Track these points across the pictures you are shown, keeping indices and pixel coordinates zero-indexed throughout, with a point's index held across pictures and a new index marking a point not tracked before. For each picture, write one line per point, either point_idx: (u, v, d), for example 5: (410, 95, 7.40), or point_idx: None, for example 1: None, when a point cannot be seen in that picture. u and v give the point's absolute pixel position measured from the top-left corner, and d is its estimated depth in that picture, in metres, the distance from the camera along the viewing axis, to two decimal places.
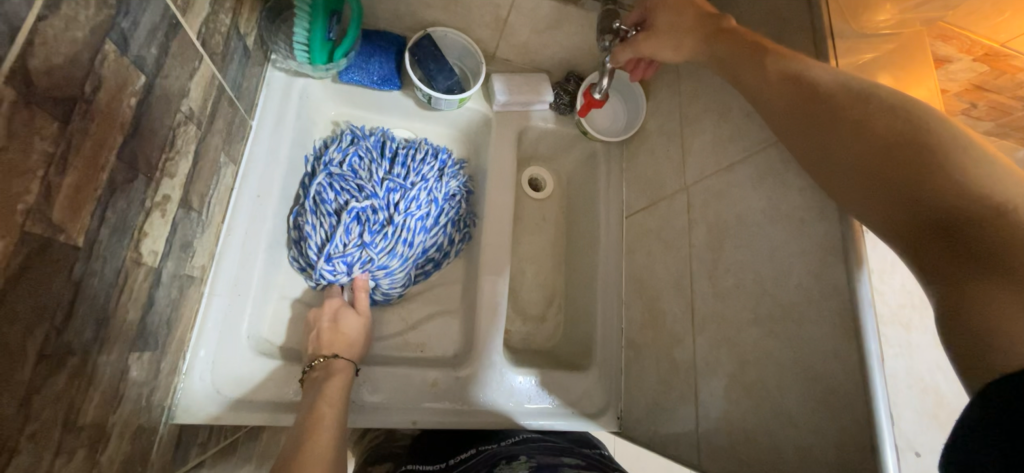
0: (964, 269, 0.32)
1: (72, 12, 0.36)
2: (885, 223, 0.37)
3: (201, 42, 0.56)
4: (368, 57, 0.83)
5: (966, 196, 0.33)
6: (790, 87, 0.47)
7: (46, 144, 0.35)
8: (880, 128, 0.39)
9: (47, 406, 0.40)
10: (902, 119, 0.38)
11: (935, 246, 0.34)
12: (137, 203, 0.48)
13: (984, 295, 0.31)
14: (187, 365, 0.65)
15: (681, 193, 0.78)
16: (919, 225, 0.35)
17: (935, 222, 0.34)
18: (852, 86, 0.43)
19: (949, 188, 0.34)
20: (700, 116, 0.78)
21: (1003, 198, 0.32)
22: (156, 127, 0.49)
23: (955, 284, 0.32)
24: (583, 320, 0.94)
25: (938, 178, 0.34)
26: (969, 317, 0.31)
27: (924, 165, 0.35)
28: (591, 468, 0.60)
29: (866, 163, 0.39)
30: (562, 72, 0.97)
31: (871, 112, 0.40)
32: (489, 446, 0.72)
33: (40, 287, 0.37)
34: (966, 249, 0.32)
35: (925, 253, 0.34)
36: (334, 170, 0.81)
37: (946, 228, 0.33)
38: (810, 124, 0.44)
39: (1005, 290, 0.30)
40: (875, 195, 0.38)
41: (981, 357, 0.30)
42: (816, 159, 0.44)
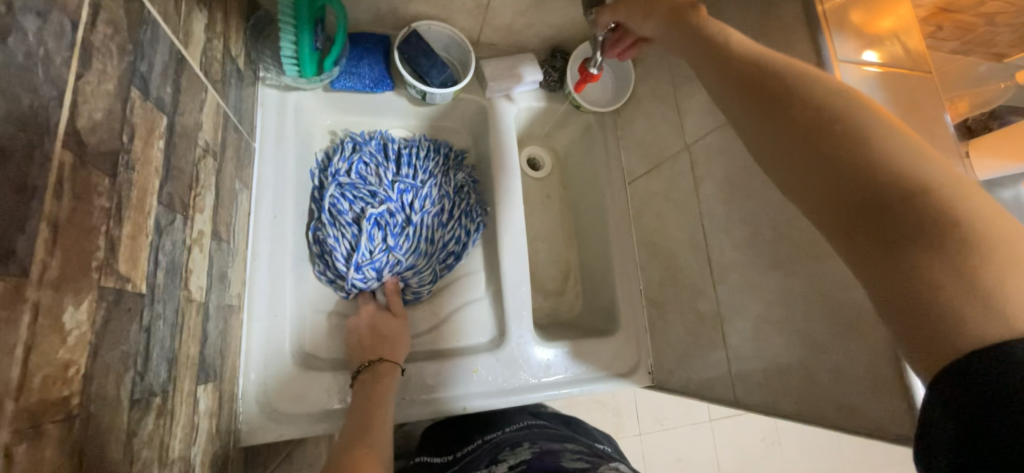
0: (898, 252, 0.31)
1: (101, 65, 0.36)
2: (816, 207, 0.36)
3: (204, 73, 0.56)
4: (357, 61, 0.83)
5: (897, 177, 0.32)
6: (733, 63, 0.44)
7: (103, 200, 0.36)
8: (815, 106, 0.37)
9: (143, 447, 0.42)
10: (837, 97, 0.37)
11: (869, 225, 0.33)
12: (179, 242, 0.49)
13: (920, 278, 0.30)
14: (242, 389, 0.68)
15: (682, 152, 0.81)
16: (850, 208, 0.34)
17: (870, 203, 0.33)
18: (791, 64, 0.41)
19: (880, 167, 0.32)
20: (691, 76, 0.80)
21: (931, 180, 0.31)
22: (183, 165, 0.50)
23: (892, 263, 0.31)
24: (601, 287, 0.99)
25: (871, 159, 0.33)
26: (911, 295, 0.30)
27: (862, 142, 0.34)
28: (589, 453, 0.65)
29: (805, 140, 0.36)
30: (547, 49, 0.98)
31: (808, 90, 0.38)
32: (494, 435, 0.77)
33: (119, 337, 0.38)
34: (900, 232, 0.31)
35: (859, 239, 0.33)
36: (342, 180, 0.82)
37: (878, 210, 0.32)
38: (748, 101, 0.42)
39: (942, 272, 0.29)
40: (808, 177, 0.36)
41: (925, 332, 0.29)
42: (754, 139, 0.41)
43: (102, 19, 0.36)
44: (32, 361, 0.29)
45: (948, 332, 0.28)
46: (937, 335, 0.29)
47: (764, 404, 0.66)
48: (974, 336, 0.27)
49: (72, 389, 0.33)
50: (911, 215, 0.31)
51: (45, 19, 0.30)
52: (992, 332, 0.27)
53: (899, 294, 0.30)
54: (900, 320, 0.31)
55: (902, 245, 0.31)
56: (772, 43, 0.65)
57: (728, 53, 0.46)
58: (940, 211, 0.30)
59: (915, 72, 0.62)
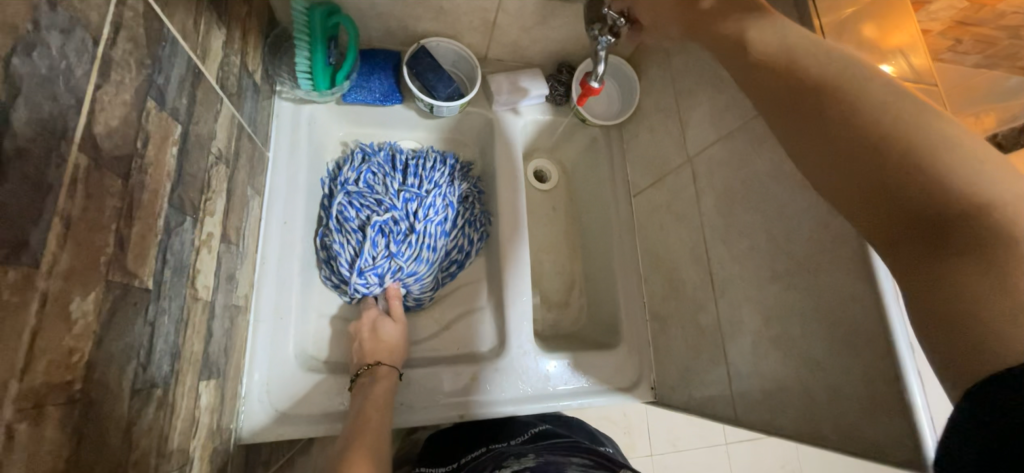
0: (946, 265, 0.30)
1: (120, 77, 0.39)
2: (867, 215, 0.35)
3: (220, 85, 0.60)
4: (368, 76, 0.87)
5: (956, 190, 0.31)
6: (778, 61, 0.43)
7: (115, 201, 0.39)
8: (866, 110, 0.35)
9: (142, 437, 0.44)
10: (891, 106, 0.35)
11: (922, 241, 0.32)
12: (188, 243, 0.52)
13: (968, 295, 0.29)
14: (245, 389, 0.70)
15: (685, 165, 0.81)
16: (901, 220, 0.33)
17: (921, 221, 0.32)
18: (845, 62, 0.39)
19: (936, 179, 0.31)
20: (694, 89, 0.80)
21: (991, 193, 0.30)
22: (195, 171, 0.53)
23: (943, 281, 0.30)
24: (605, 300, 0.98)
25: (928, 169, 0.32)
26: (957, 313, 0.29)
27: (916, 156, 0.32)
28: (598, 465, 0.61)
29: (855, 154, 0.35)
30: (554, 64, 1.00)
31: (863, 93, 0.37)
32: (500, 445, 0.75)
33: (123, 330, 0.41)
34: (953, 246, 0.30)
35: (911, 250, 0.32)
36: (351, 189, 0.85)
37: (931, 221, 0.31)
38: (794, 102, 0.41)
39: (997, 294, 0.28)
40: (858, 185, 0.35)
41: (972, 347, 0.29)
42: (798, 143, 0.40)
43: (122, 37, 0.40)
44: (38, 346, 0.31)
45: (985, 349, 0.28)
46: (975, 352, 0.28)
47: (764, 424, 0.64)
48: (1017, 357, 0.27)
49: (75, 375, 0.35)
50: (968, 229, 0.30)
51: (68, 35, 0.34)
52: None
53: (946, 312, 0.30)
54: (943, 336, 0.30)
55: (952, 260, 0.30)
56: None
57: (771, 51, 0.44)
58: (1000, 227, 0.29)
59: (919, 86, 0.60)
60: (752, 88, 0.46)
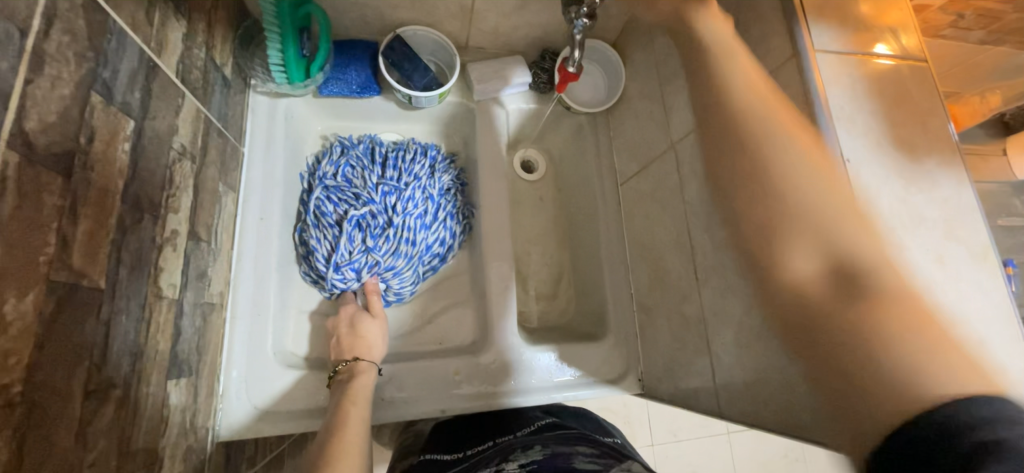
0: (860, 374, 0.37)
1: (56, 71, 0.38)
2: (793, 276, 0.40)
3: (181, 79, 0.59)
4: (344, 68, 0.85)
5: (840, 253, 0.38)
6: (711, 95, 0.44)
7: (54, 199, 0.38)
8: (791, 175, 0.40)
9: (100, 436, 0.44)
10: (818, 203, 0.40)
11: (844, 364, 0.38)
12: (148, 241, 0.51)
13: (853, 363, 0.37)
14: (223, 386, 0.69)
15: (669, 152, 0.79)
16: (807, 275, 0.39)
17: (840, 368, 0.38)
18: (764, 115, 0.42)
19: (842, 248, 0.38)
20: (676, 72, 0.77)
21: (872, 283, 0.38)
22: (153, 167, 0.52)
23: (857, 376, 0.37)
24: (592, 291, 0.96)
25: (825, 230, 0.39)
26: (863, 387, 0.37)
27: (840, 270, 0.38)
28: (604, 457, 0.59)
29: (793, 242, 0.40)
30: (536, 51, 0.98)
31: (788, 155, 0.41)
32: (505, 438, 0.69)
33: (73, 328, 0.40)
34: (854, 369, 0.37)
35: (834, 314, 0.38)
36: (329, 183, 0.84)
37: (851, 353, 0.37)
38: (722, 148, 0.43)
39: (883, 382, 0.36)
40: (784, 249, 0.40)
41: (829, 384, 0.39)
42: (746, 222, 0.42)
43: (57, 29, 0.38)
44: None
45: (871, 408, 0.36)
46: (857, 404, 0.37)
47: (746, 416, 0.63)
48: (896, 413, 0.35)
49: (14, 377, 0.34)
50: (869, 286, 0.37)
51: None
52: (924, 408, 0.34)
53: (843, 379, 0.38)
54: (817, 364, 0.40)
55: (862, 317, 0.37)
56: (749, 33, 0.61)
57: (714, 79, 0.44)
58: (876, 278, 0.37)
59: (908, 64, 0.55)
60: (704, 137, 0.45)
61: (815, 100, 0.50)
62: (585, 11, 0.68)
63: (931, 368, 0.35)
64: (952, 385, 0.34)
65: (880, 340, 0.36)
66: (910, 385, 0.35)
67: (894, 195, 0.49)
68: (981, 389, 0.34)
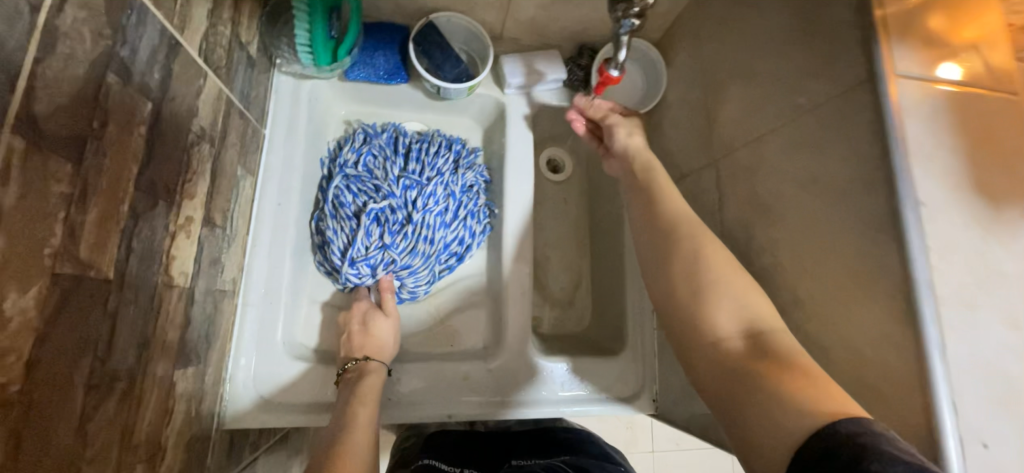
0: (763, 408, 0.44)
1: (69, 49, 0.36)
2: (718, 339, 0.52)
3: (204, 58, 0.56)
4: (373, 51, 0.82)
5: (746, 318, 0.52)
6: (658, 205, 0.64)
7: (62, 187, 0.36)
8: (716, 267, 0.56)
9: (101, 431, 0.42)
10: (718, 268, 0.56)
11: (744, 397, 0.46)
12: (161, 228, 0.49)
13: (763, 401, 0.44)
14: (230, 373, 0.68)
15: (709, 167, 0.74)
16: (731, 337, 0.52)
17: (737, 398, 0.47)
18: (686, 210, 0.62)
19: (742, 309, 0.53)
20: (724, 81, 0.72)
21: (760, 330, 0.51)
22: (170, 151, 0.50)
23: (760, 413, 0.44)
24: (611, 302, 0.93)
25: (739, 304, 0.53)
26: (768, 425, 0.43)
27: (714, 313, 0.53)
28: None
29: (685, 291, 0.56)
30: (573, 46, 0.92)
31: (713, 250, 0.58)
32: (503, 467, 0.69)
33: (77, 323, 0.38)
34: (757, 409, 0.44)
35: (750, 367, 0.48)
36: (349, 172, 0.81)
37: (747, 386, 0.47)
38: (669, 250, 0.60)
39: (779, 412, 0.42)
40: (711, 312, 0.54)
41: (741, 419, 0.46)
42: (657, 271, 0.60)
43: (72, 3, 0.35)
44: None
45: (766, 433, 0.42)
46: (764, 435, 0.43)
47: None
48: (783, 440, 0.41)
49: (12, 376, 0.33)
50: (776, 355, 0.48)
51: None
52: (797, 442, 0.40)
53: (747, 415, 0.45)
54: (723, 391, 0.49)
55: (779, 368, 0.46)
56: (817, 47, 0.56)
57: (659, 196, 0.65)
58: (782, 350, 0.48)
59: (999, 96, 0.50)
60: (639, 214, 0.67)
61: (891, 131, 0.46)
62: (636, 10, 0.63)
63: (820, 398, 0.42)
64: (835, 410, 0.40)
65: (778, 382, 0.45)
66: (801, 411, 0.41)
67: (970, 246, 0.44)
68: (859, 416, 0.39)
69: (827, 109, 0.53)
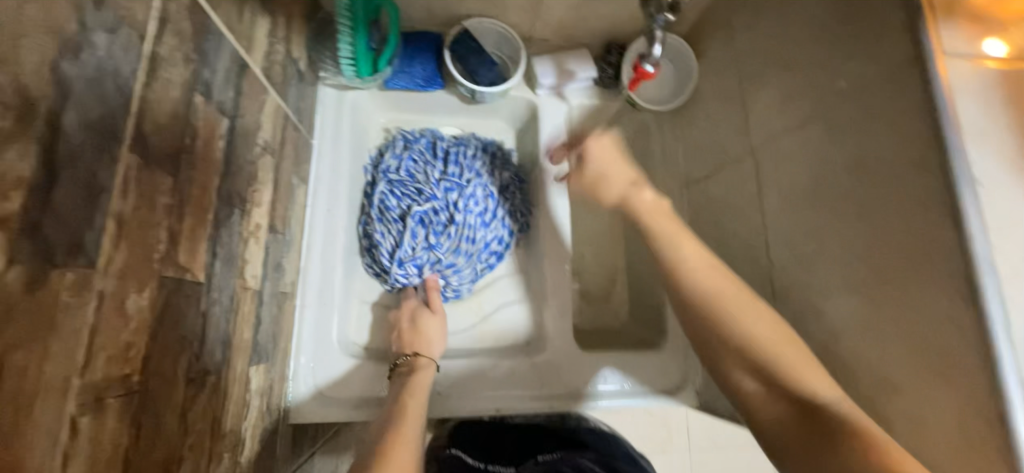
0: (833, 451, 0.46)
1: (167, 73, 0.39)
2: (812, 399, 0.50)
3: (266, 76, 0.60)
4: (410, 61, 0.85)
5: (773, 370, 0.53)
6: (668, 273, 0.62)
7: (165, 197, 0.40)
8: (751, 339, 0.56)
9: (197, 421, 0.46)
10: (759, 335, 0.56)
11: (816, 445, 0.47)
12: (236, 234, 0.53)
13: (838, 462, 0.45)
14: (292, 372, 0.72)
15: (746, 156, 0.74)
16: (752, 390, 0.54)
17: (816, 435, 0.48)
18: (708, 290, 0.60)
19: (796, 372, 0.52)
20: (760, 71, 0.72)
21: (782, 363, 0.53)
22: (242, 163, 0.54)
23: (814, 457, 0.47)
24: (649, 296, 0.93)
25: (793, 377, 0.52)
26: None
27: (761, 358, 0.54)
28: None
29: (740, 349, 0.56)
30: (601, 44, 0.94)
31: (727, 314, 0.58)
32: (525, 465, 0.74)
33: (177, 322, 0.42)
34: (822, 450, 0.47)
35: (829, 433, 0.47)
36: (392, 177, 0.85)
37: (821, 435, 0.47)
38: (654, 233, 0.65)
39: (831, 457, 0.45)
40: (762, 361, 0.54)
41: None
42: (694, 326, 0.60)
43: (168, 32, 0.39)
44: (96, 343, 0.33)
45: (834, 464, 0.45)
46: None
47: None
48: None
49: (133, 368, 0.36)
50: (837, 425, 0.47)
51: (114, 33, 0.33)
52: None
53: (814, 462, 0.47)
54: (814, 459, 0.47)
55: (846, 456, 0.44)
56: (860, 30, 0.56)
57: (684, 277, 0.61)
58: (835, 416, 0.48)
59: None
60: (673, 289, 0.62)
61: (942, 109, 0.46)
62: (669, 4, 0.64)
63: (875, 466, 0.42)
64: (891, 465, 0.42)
65: (848, 452, 0.44)
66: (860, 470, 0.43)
67: None
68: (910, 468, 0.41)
69: (874, 91, 0.53)
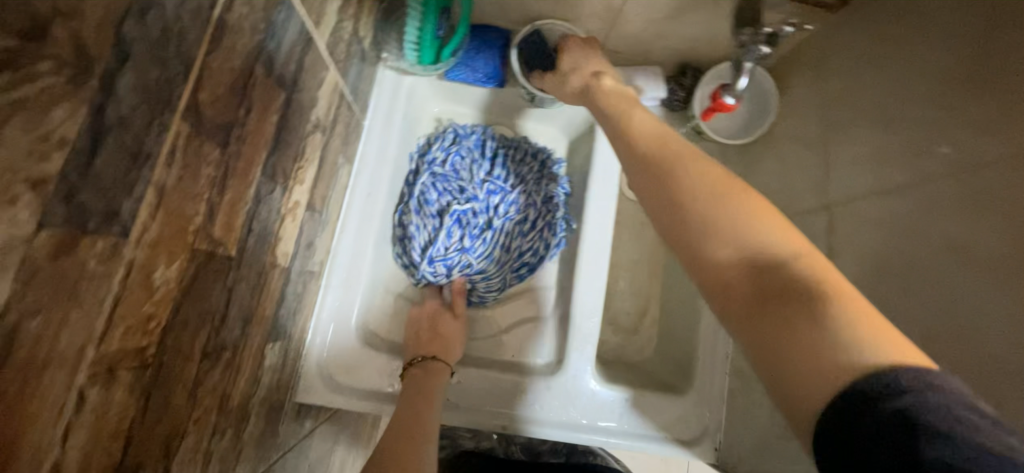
0: (790, 334, 0.35)
1: (232, 43, 0.38)
2: (710, 264, 0.42)
3: (330, 52, 0.59)
4: (474, 54, 0.82)
5: (750, 252, 0.41)
6: (657, 183, 0.48)
7: (210, 170, 0.38)
8: (715, 207, 0.44)
9: (206, 395, 0.45)
10: (738, 214, 0.42)
11: (747, 302, 0.39)
12: (274, 210, 0.52)
13: (786, 349, 0.35)
14: (308, 350, 0.71)
15: (820, 211, 0.68)
16: (727, 268, 0.41)
17: (762, 300, 0.38)
18: (684, 178, 0.46)
19: (769, 258, 0.40)
20: (853, 121, 0.65)
21: (783, 253, 0.39)
22: (291, 139, 0.52)
23: (768, 330, 0.37)
24: (680, 337, 0.88)
25: (740, 240, 0.41)
26: (786, 384, 0.35)
27: (719, 251, 0.42)
28: None
29: (704, 221, 0.43)
30: (676, 64, 0.88)
31: (703, 200, 0.44)
32: None
33: (202, 297, 0.41)
34: (779, 316, 0.36)
35: (765, 297, 0.38)
36: (437, 170, 0.83)
37: (771, 293, 0.38)
38: (660, 133, 0.53)
39: (781, 328, 0.36)
40: (719, 259, 0.42)
41: (777, 373, 0.35)
42: (654, 206, 0.48)
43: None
44: (117, 314, 0.31)
45: (807, 357, 0.34)
46: (793, 384, 0.34)
47: None
48: (803, 387, 0.33)
49: (150, 340, 0.35)
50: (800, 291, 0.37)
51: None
52: (865, 370, 0.31)
53: (778, 357, 0.35)
54: (758, 326, 0.38)
55: (803, 308, 0.35)
56: (990, 97, 0.49)
57: (668, 168, 0.48)
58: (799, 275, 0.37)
59: None
60: (633, 148, 0.54)
61: None
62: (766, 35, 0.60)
63: (849, 338, 0.33)
64: (877, 353, 0.32)
65: (817, 303, 0.35)
66: (823, 350, 0.33)
67: None
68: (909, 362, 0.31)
69: (994, 171, 0.46)
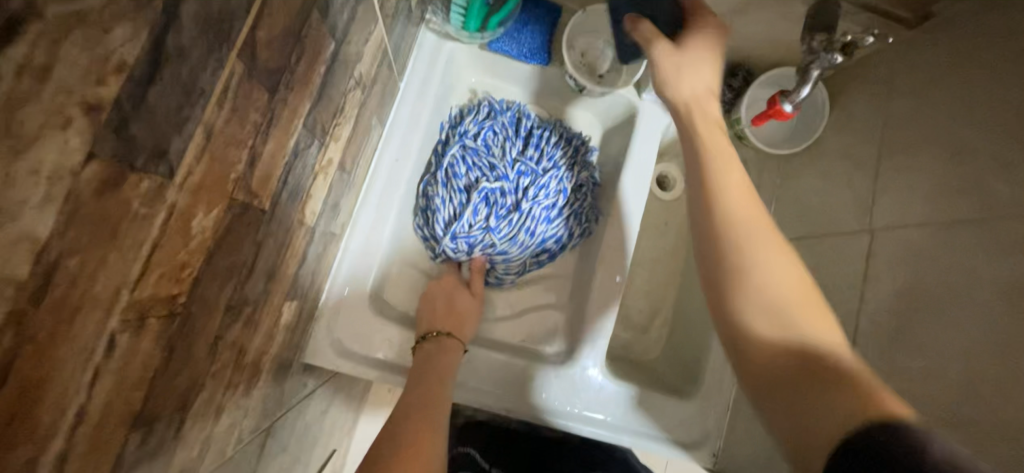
0: (816, 394, 0.41)
1: None
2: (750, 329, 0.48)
3: (380, 6, 0.55)
4: (521, 28, 0.81)
5: (778, 318, 0.47)
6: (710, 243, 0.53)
7: (256, 116, 0.36)
8: (757, 255, 0.50)
9: (225, 348, 0.44)
10: (777, 278, 0.49)
11: (785, 381, 0.44)
12: (309, 166, 0.50)
13: (809, 405, 0.41)
14: (320, 311, 0.70)
15: (860, 234, 0.66)
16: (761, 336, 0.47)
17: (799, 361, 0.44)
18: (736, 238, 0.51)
19: (795, 327, 0.46)
20: (913, 146, 0.63)
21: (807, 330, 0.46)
22: (334, 93, 0.50)
23: (803, 392, 0.42)
24: (691, 341, 0.87)
25: (778, 308, 0.47)
26: (800, 448, 0.40)
27: (760, 309, 0.48)
28: None
29: (747, 286, 0.49)
30: (727, 63, 0.85)
31: (751, 256, 0.50)
32: None
33: (233, 249, 0.39)
34: (811, 387, 0.42)
35: (794, 373, 0.44)
36: (468, 143, 0.80)
37: (807, 367, 0.43)
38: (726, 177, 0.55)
39: (813, 394, 0.41)
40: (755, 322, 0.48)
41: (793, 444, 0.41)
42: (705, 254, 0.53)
43: None
44: (154, 259, 0.29)
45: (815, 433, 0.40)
46: (806, 430, 0.40)
47: None
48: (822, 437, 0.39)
49: (181, 288, 0.34)
50: (836, 373, 0.42)
51: None
52: (850, 430, 0.37)
53: (793, 409, 0.42)
54: (788, 394, 0.43)
55: (829, 383, 0.41)
56: None
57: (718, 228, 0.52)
58: (840, 362, 0.43)
59: None
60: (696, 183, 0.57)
61: None
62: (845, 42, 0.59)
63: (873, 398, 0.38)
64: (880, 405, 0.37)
65: (834, 385, 0.41)
66: (834, 405, 0.39)
67: None
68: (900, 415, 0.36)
69: None
